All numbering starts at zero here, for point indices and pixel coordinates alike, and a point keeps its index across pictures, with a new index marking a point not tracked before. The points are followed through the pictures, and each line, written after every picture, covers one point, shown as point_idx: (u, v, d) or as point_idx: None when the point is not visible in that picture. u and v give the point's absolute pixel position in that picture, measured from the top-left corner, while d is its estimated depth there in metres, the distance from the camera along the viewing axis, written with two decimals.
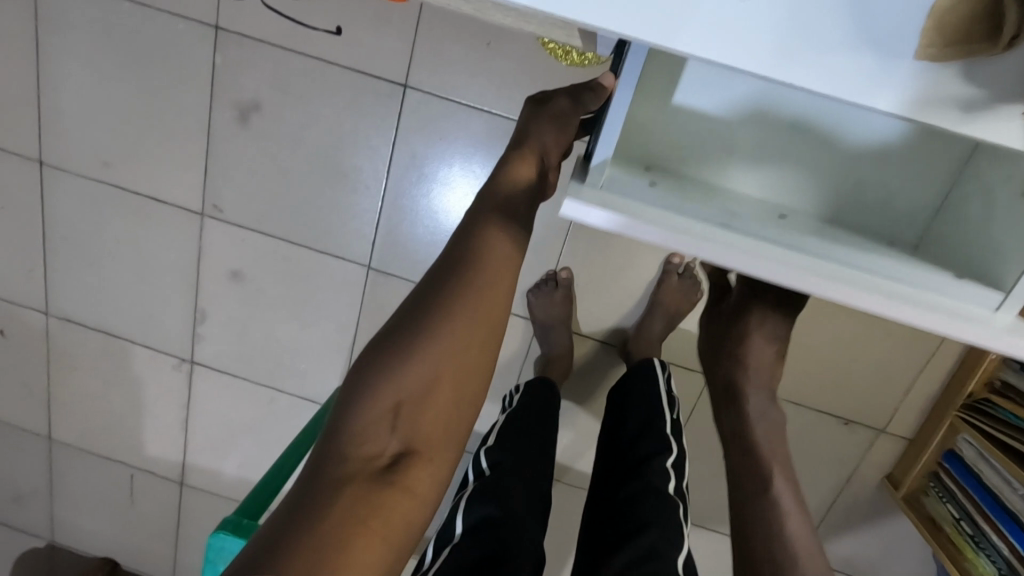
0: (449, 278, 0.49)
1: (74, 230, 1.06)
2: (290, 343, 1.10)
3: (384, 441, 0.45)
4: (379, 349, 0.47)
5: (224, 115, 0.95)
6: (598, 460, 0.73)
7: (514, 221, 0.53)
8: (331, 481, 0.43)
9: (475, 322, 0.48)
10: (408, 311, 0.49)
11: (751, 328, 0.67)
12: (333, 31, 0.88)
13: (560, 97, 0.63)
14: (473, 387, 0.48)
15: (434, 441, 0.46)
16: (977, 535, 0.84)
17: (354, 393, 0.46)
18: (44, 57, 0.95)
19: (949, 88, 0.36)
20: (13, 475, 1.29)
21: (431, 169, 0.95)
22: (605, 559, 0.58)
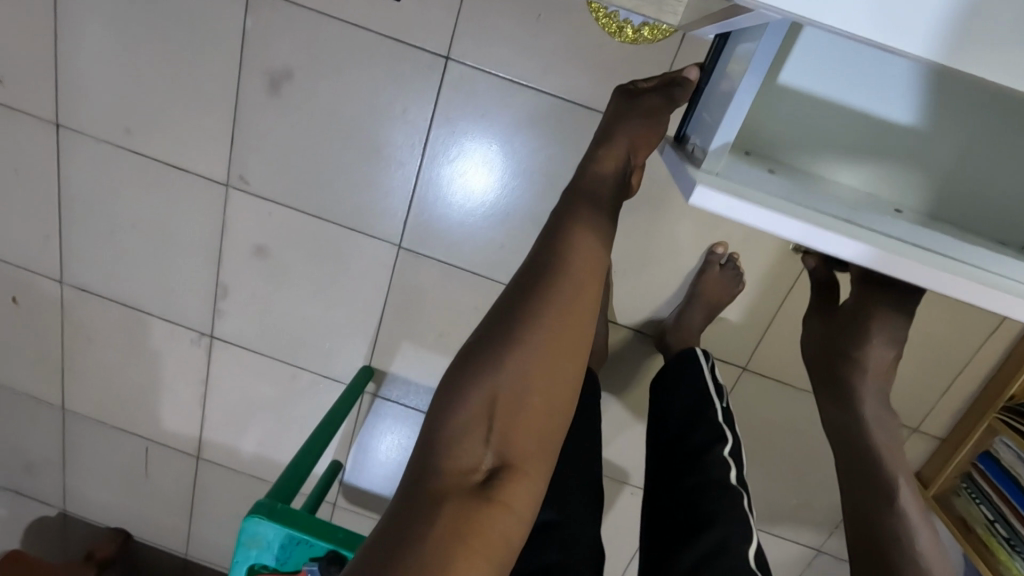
0: (533, 297, 0.52)
1: (91, 197, 1.02)
2: (316, 321, 1.07)
3: (478, 452, 0.47)
4: (469, 363, 0.50)
5: (253, 81, 0.91)
6: (649, 450, 0.72)
7: (592, 238, 0.56)
8: (432, 490, 0.45)
9: (561, 341, 0.51)
10: (494, 325, 0.51)
11: (873, 331, 0.71)
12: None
13: (652, 94, 0.66)
14: (561, 400, 0.50)
15: (525, 456, 0.48)
16: (1012, 538, 0.83)
17: (446, 404, 0.49)
18: (62, 12, 0.89)
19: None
20: (26, 443, 1.27)
21: (456, 142, 0.92)
22: (671, 554, 0.58)
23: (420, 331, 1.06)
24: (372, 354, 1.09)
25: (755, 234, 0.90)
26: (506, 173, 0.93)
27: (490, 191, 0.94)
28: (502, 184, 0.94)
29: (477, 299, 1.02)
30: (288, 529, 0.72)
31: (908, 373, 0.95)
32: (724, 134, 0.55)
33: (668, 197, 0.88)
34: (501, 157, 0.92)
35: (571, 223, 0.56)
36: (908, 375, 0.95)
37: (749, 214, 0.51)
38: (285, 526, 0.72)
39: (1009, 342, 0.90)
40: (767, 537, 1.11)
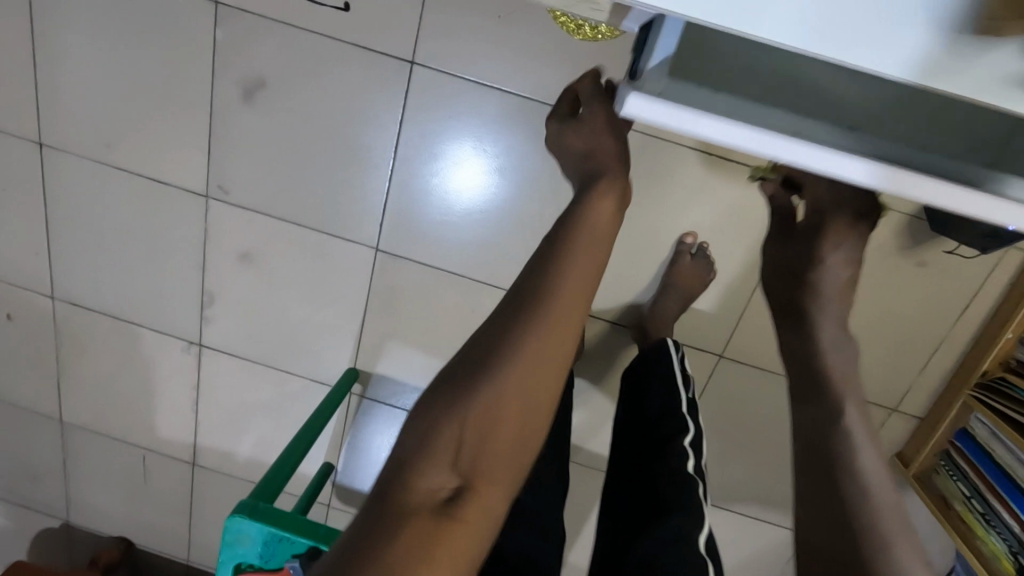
0: (517, 319, 0.51)
1: (77, 213, 1.04)
2: (302, 324, 1.09)
3: (447, 474, 0.47)
4: (451, 383, 0.50)
5: (227, 92, 0.93)
6: (619, 441, 0.73)
7: (585, 259, 0.54)
8: (399, 503, 0.45)
9: (541, 367, 0.50)
10: (480, 344, 0.51)
11: (827, 248, 0.62)
12: (339, 8, 0.86)
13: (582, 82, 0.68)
14: (535, 421, 0.50)
15: (490, 478, 0.47)
16: (988, 514, 0.84)
17: (422, 422, 0.49)
18: (40, 34, 0.92)
19: (1004, 67, 0.34)
20: (28, 456, 1.30)
21: (444, 150, 0.94)
22: (629, 541, 0.60)
23: (404, 331, 1.08)
24: (358, 356, 1.10)
25: (727, 224, 0.91)
26: (490, 171, 0.94)
27: (481, 192, 0.96)
28: (489, 186, 0.95)
29: (458, 297, 1.04)
30: (269, 528, 0.74)
31: (886, 349, 0.95)
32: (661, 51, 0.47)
33: (637, 189, 0.89)
34: (484, 156, 0.94)
35: (571, 237, 0.55)
36: (882, 346, 0.95)
37: (705, 127, 0.43)
38: (266, 524, 0.74)
39: (982, 320, 0.91)
40: (755, 523, 1.12)
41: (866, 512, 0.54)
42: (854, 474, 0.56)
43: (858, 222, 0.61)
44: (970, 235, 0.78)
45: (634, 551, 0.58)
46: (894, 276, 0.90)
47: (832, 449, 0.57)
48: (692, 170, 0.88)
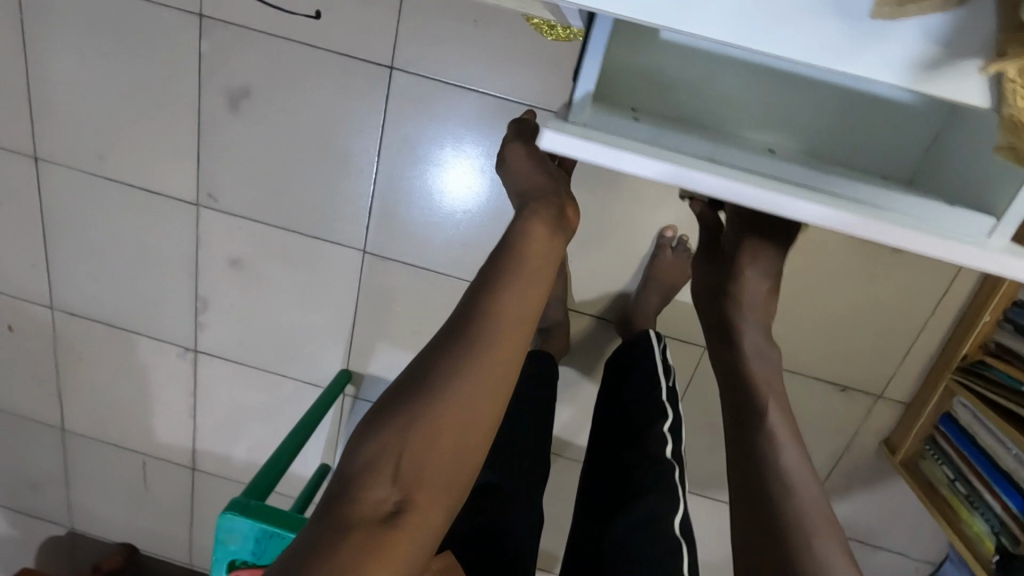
0: (461, 335, 0.51)
1: (72, 224, 1.07)
2: (293, 328, 1.11)
3: (391, 489, 0.46)
4: (395, 398, 0.49)
5: (213, 102, 0.95)
6: (598, 432, 0.74)
7: (530, 284, 0.54)
8: (341, 518, 0.44)
9: (484, 380, 0.50)
10: (425, 361, 0.51)
11: (744, 264, 0.69)
12: (311, 16, 0.88)
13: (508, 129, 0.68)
14: (476, 439, 0.49)
15: (432, 489, 0.46)
16: (971, 495, 0.85)
17: (367, 437, 0.48)
18: (32, 52, 0.95)
19: (919, 58, 0.37)
20: (31, 465, 1.33)
21: (414, 164, 0.97)
22: (604, 523, 0.61)
23: (392, 331, 1.09)
24: (349, 357, 1.12)
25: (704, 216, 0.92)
26: (483, 176, 0.97)
27: (472, 199, 0.98)
28: (479, 194, 0.98)
29: (444, 295, 1.06)
30: (260, 524, 0.75)
31: (868, 337, 0.96)
32: (586, 81, 0.50)
33: (614, 184, 0.91)
34: (472, 161, 0.96)
35: (513, 255, 0.55)
36: (863, 333, 0.96)
37: (621, 162, 0.46)
38: (256, 521, 0.75)
39: (961, 305, 0.92)
40: None
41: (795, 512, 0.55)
42: (781, 477, 0.58)
43: (771, 241, 0.68)
44: None
45: (610, 534, 0.59)
46: (873, 263, 0.91)
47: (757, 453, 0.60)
48: None
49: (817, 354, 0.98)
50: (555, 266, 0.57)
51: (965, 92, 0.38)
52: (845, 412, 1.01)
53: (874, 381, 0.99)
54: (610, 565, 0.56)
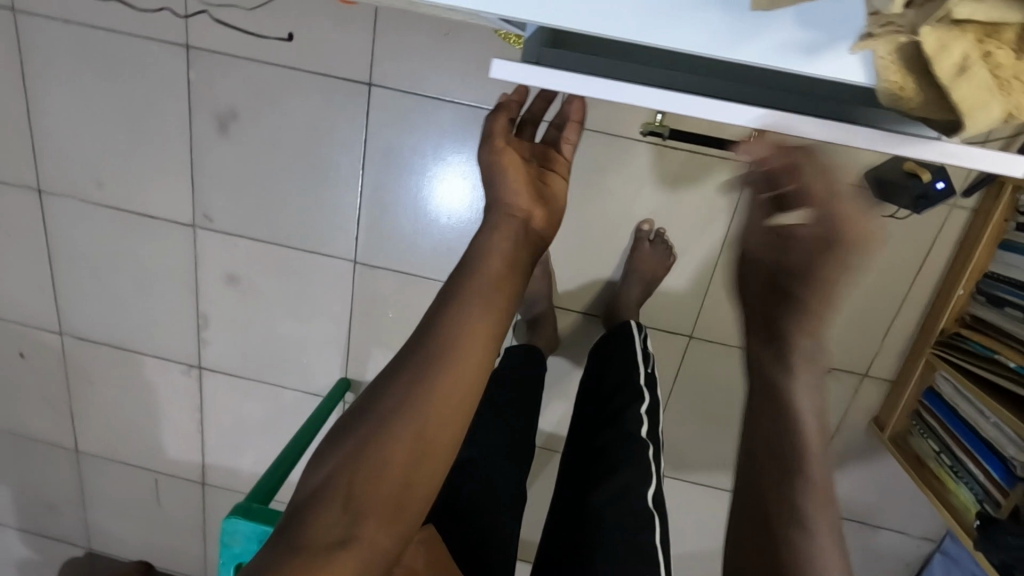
0: (417, 355, 0.47)
1: (76, 251, 1.12)
2: (291, 339, 1.15)
3: (339, 517, 0.42)
4: (352, 421, 0.46)
5: (204, 126, 1.00)
6: (581, 415, 0.77)
7: (500, 291, 0.49)
8: (286, 547, 0.41)
9: (440, 400, 0.45)
10: (381, 381, 0.47)
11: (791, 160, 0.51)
12: (284, 38, 0.93)
13: (489, 119, 0.59)
14: (439, 450, 0.45)
15: (386, 508, 0.42)
16: (955, 466, 0.86)
17: (323, 460, 0.45)
18: (32, 91, 1.01)
19: (790, 38, 0.42)
20: (48, 488, 1.37)
21: (397, 172, 1.00)
22: (582, 498, 0.64)
23: (387, 338, 1.13)
24: (347, 364, 1.16)
25: (676, 205, 0.95)
26: (472, 184, 1.00)
27: (463, 214, 1.02)
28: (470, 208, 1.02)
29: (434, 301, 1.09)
30: (263, 526, 0.78)
31: (848, 317, 0.98)
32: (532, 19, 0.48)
33: (589, 182, 0.94)
34: (457, 173, 1.00)
35: (477, 263, 0.50)
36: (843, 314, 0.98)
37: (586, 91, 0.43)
38: (261, 524, 0.78)
39: (937, 279, 0.93)
40: None
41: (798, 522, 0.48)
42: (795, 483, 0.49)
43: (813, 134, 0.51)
44: (904, 200, 0.80)
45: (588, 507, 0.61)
46: None
47: (779, 448, 0.50)
48: (637, 158, 0.92)
49: None
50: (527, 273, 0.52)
51: (855, 70, 0.42)
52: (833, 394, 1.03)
53: (857, 365, 1.00)
54: (590, 536, 0.60)
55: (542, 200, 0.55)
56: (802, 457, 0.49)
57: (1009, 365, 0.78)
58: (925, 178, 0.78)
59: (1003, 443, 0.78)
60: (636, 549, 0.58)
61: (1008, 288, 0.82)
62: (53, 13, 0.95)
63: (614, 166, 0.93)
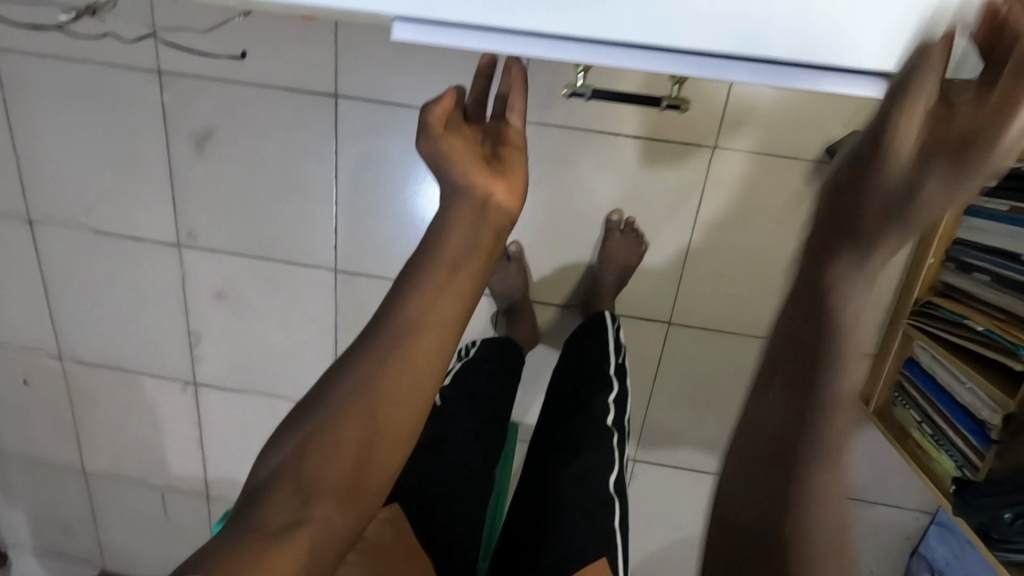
0: (375, 340, 0.47)
1: (70, 277, 1.15)
2: (282, 350, 1.17)
3: (291, 499, 0.43)
4: (311, 403, 0.47)
5: (181, 148, 1.03)
6: (550, 401, 0.83)
7: (462, 274, 0.49)
8: (241, 526, 0.42)
9: (395, 386, 0.46)
10: (339, 367, 0.48)
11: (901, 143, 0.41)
12: (238, 56, 0.96)
13: (428, 111, 0.55)
14: (397, 436, 0.46)
15: (341, 492, 0.44)
16: (937, 435, 0.85)
17: (279, 443, 0.47)
18: (17, 125, 1.05)
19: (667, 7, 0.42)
20: (61, 509, 1.41)
21: (370, 180, 1.02)
22: (547, 477, 0.70)
23: None
24: None
25: (642, 192, 0.96)
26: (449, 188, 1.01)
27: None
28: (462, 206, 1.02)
29: None
30: None
31: None
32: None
33: (555, 176, 0.96)
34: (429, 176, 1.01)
35: (437, 242, 0.50)
36: None
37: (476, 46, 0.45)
38: None
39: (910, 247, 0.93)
40: None
41: (809, 500, 0.45)
42: (820, 486, 0.45)
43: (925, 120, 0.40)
44: None
45: (555, 483, 0.68)
46: None
47: (790, 467, 0.46)
48: (601, 149, 0.94)
49: None
50: (495, 257, 0.51)
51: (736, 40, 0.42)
52: None
53: None
54: (552, 515, 0.66)
55: (502, 174, 0.52)
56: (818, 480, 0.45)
57: (977, 329, 0.78)
58: None
59: (979, 407, 0.77)
60: (595, 529, 0.64)
61: (975, 252, 0.82)
62: (32, 49, 0.99)
63: (576, 158, 0.95)
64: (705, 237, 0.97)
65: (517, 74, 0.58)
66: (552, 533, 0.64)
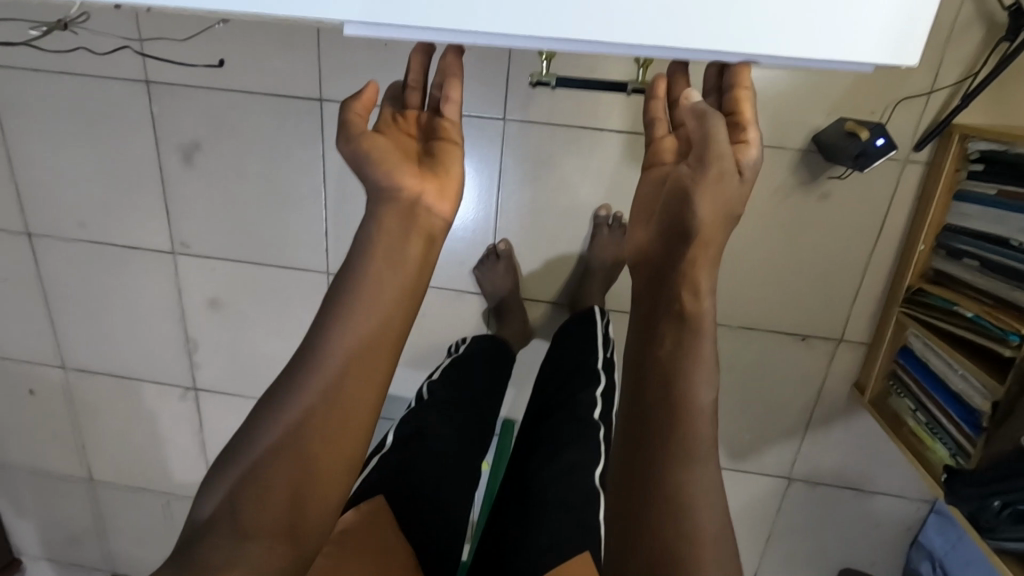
0: (300, 386, 0.52)
1: (68, 288, 1.17)
2: (276, 355, 1.18)
3: (229, 538, 0.49)
4: (250, 428, 0.52)
5: (170, 157, 1.04)
6: (534, 400, 0.83)
7: (385, 300, 0.53)
8: (182, 562, 0.48)
9: (323, 429, 0.51)
10: (273, 393, 0.53)
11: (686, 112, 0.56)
12: (216, 65, 0.97)
13: (350, 111, 0.56)
14: (334, 460, 0.51)
15: (280, 515, 0.49)
16: (932, 424, 0.85)
17: (213, 488, 0.51)
18: (11, 139, 1.06)
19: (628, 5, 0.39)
20: (68, 517, 1.43)
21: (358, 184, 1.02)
22: (534, 472, 0.70)
23: None
24: None
25: (626, 187, 0.96)
26: None
27: (465, 211, 1.00)
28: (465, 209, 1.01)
29: None
30: None
31: (814, 282, 0.97)
32: None
33: (538, 176, 0.96)
34: None
35: (361, 267, 0.54)
36: (810, 278, 0.97)
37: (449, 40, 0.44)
38: None
39: (902, 234, 0.92)
40: (735, 475, 1.13)
41: (677, 465, 0.48)
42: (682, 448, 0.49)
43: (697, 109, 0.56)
44: (845, 160, 0.80)
45: (540, 477, 0.69)
46: (802, 210, 0.93)
47: (647, 430, 0.50)
48: (585, 147, 0.93)
49: (766, 310, 1.00)
50: (423, 282, 0.55)
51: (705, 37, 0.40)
52: (810, 364, 1.02)
53: (829, 330, 1.00)
54: (538, 507, 0.66)
55: (432, 172, 0.55)
56: (677, 439, 0.49)
57: (966, 316, 0.78)
58: (863, 136, 0.78)
59: (972, 395, 0.77)
60: (578, 522, 0.64)
61: (964, 238, 0.82)
62: (23, 66, 1.01)
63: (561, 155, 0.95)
64: None
65: (451, 60, 0.57)
66: (536, 532, 0.64)
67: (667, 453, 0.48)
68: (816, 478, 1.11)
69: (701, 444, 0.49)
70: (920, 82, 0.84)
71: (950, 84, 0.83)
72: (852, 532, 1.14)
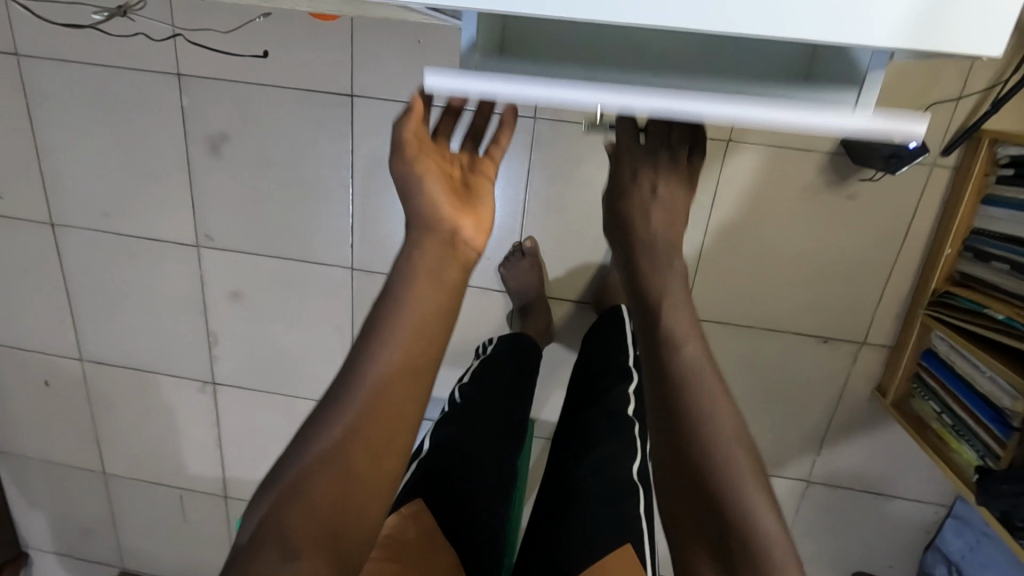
0: (341, 404, 0.51)
1: (88, 279, 1.17)
2: (298, 350, 1.18)
3: (278, 556, 0.46)
4: (295, 448, 0.51)
5: (197, 149, 1.04)
6: (568, 393, 0.84)
7: (425, 307, 0.53)
8: None
9: (362, 439, 0.50)
10: (317, 411, 0.52)
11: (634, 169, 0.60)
12: (259, 55, 0.97)
13: (401, 130, 0.56)
14: (377, 469, 0.50)
15: (326, 529, 0.47)
16: (958, 425, 0.85)
17: (258, 509, 0.50)
18: (38, 129, 1.07)
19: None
20: (80, 510, 1.42)
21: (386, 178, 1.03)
22: (570, 465, 0.71)
23: None
24: None
25: None
26: None
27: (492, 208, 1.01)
28: None
29: None
30: None
31: (837, 283, 0.98)
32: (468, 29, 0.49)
33: (567, 175, 0.97)
34: None
35: (401, 280, 0.54)
36: (834, 280, 0.98)
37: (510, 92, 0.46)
38: None
39: (927, 237, 0.93)
40: None
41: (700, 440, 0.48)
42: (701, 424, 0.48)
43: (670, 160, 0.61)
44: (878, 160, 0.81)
45: (577, 470, 0.69)
46: (828, 212, 0.94)
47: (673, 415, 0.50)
48: None
49: (789, 312, 1.01)
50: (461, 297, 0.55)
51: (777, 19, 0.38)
52: (832, 367, 1.03)
53: (853, 332, 1.00)
54: (574, 500, 0.66)
55: (470, 208, 0.57)
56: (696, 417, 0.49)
57: (996, 317, 0.78)
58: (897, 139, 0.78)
59: (1000, 395, 0.78)
60: (615, 516, 0.64)
61: (994, 241, 0.82)
62: (54, 56, 1.01)
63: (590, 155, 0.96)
64: (719, 232, 0.97)
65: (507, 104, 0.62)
66: (571, 522, 0.64)
67: (684, 435, 0.48)
68: (835, 481, 1.11)
69: (715, 424, 0.48)
70: (949, 88, 0.84)
71: (979, 90, 0.84)
72: (870, 536, 1.14)
